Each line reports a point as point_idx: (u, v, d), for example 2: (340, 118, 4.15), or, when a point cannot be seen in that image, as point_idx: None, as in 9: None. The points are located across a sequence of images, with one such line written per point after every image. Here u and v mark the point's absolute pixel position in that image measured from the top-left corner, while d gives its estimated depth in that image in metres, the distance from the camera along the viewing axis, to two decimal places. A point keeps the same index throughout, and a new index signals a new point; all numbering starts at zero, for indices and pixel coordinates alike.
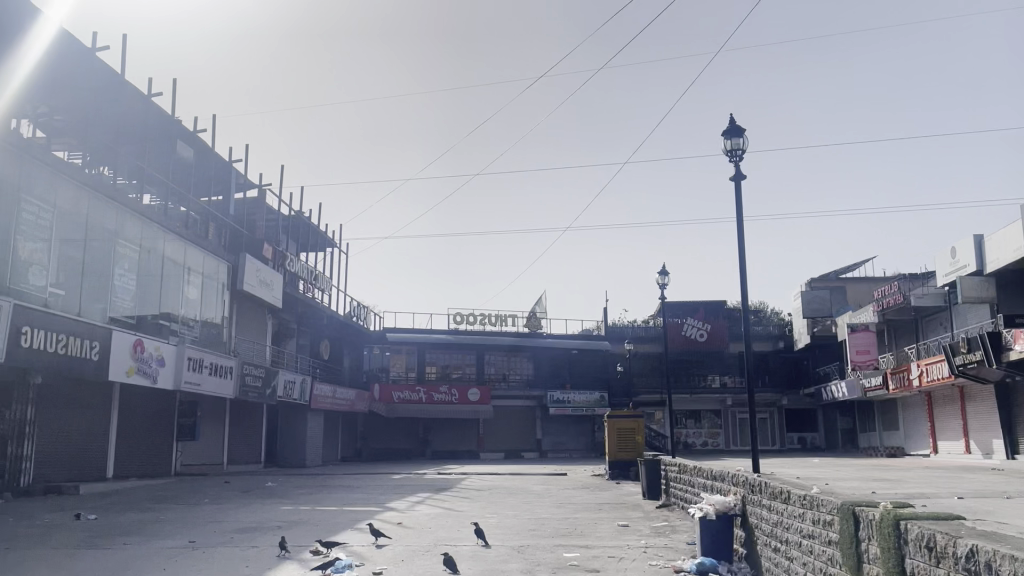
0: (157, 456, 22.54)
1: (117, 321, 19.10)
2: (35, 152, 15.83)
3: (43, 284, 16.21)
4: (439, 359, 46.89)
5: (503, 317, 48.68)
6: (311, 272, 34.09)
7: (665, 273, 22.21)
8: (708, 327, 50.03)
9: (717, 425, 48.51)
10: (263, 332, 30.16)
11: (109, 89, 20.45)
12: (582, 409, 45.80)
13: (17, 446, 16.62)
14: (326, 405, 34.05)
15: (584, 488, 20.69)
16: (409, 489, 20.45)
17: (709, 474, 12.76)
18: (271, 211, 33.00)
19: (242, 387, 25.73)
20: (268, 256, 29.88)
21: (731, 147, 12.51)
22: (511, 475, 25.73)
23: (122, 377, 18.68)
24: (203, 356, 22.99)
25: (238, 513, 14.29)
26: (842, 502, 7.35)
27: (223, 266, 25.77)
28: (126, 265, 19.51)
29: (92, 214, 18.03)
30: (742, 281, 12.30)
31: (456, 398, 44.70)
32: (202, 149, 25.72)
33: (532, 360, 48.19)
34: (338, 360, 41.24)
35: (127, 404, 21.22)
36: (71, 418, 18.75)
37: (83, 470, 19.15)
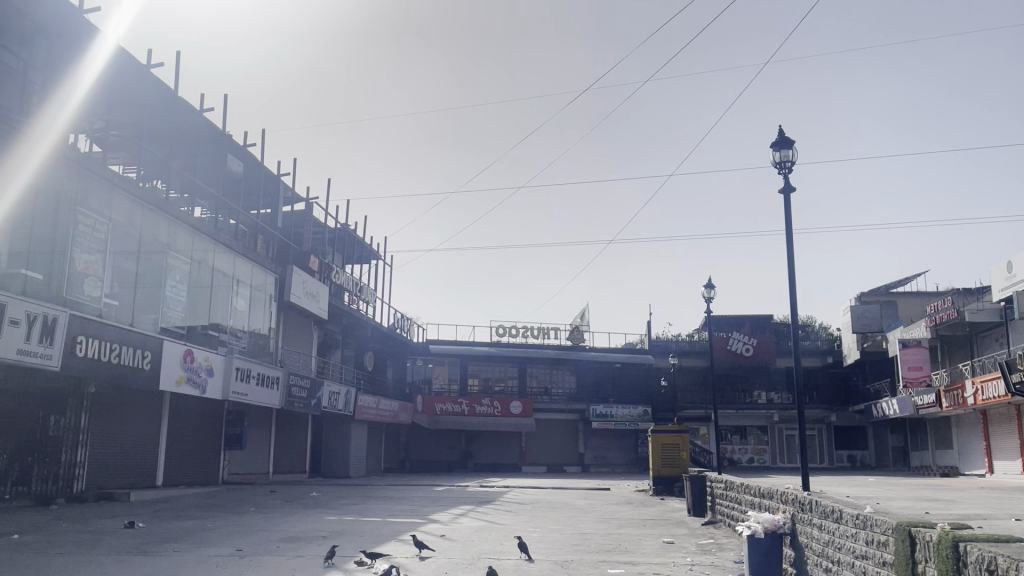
0: (204, 465, 22.89)
1: (167, 331, 19.51)
2: (94, 166, 16.35)
3: (97, 294, 16.63)
4: (482, 371, 47.03)
5: (545, 330, 48.58)
6: (356, 285, 34.48)
7: (710, 286, 21.93)
8: (754, 342, 49.26)
9: (763, 442, 47.67)
10: (309, 344, 30.57)
11: (163, 105, 20.99)
12: (624, 423, 45.41)
13: (71, 453, 17.05)
14: (369, 416, 34.35)
15: (628, 504, 20.48)
16: (452, 501, 20.46)
17: (757, 491, 12.52)
18: (317, 223, 33.38)
19: (288, 397, 26.08)
20: (314, 268, 30.34)
21: (780, 158, 12.33)
22: (553, 490, 25.55)
23: (172, 386, 19.03)
24: (251, 366, 23.37)
25: (283, 523, 14.41)
26: (897, 523, 7.14)
27: (271, 278, 26.22)
28: (177, 276, 19.94)
29: (145, 226, 18.50)
30: (791, 295, 12.08)
31: (498, 410, 44.74)
32: (252, 162, 26.21)
33: (575, 373, 48.00)
34: (382, 371, 41.56)
35: (177, 413, 21.62)
36: (124, 427, 19.16)
37: (134, 478, 19.53)
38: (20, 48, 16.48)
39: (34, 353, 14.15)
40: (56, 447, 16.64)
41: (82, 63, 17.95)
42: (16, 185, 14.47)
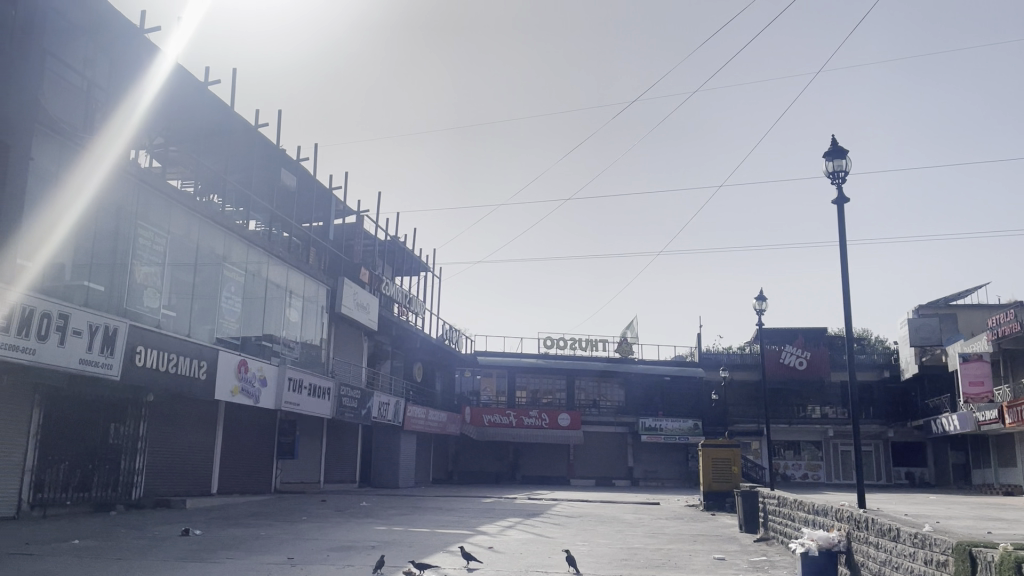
0: (257, 473, 23.27)
1: (223, 342, 19.96)
2: (153, 181, 16.83)
3: (156, 306, 17.12)
4: (530, 383, 47.08)
5: (594, 342, 48.38)
6: (405, 296, 34.83)
7: (761, 298, 21.60)
8: (808, 355, 48.45)
9: (818, 458, 46.59)
10: (359, 354, 30.95)
11: (218, 120, 21.51)
12: (673, 437, 44.85)
13: (129, 461, 17.52)
14: (418, 426, 34.58)
15: (678, 519, 20.21)
16: (500, 513, 20.44)
17: (811, 508, 12.25)
18: (368, 236, 33.82)
19: (340, 407, 26.42)
20: (365, 279, 30.77)
21: (833, 168, 12.13)
22: (603, 503, 25.32)
23: (227, 396, 19.44)
24: (303, 376, 23.73)
25: (335, 532, 14.58)
26: (957, 542, 6.93)
27: (323, 290, 26.64)
28: (232, 288, 20.39)
29: (202, 238, 18.97)
30: (845, 307, 11.85)
31: (546, 422, 44.62)
32: (305, 177, 26.71)
33: (624, 386, 47.65)
34: (431, 382, 41.85)
35: (232, 422, 22.07)
36: (181, 436, 19.64)
37: (191, 485, 19.99)
38: (84, 67, 17.07)
39: (96, 362, 14.60)
40: (116, 455, 17.13)
41: (141, 79, 18.56)
42: (80, 200, 14.98)
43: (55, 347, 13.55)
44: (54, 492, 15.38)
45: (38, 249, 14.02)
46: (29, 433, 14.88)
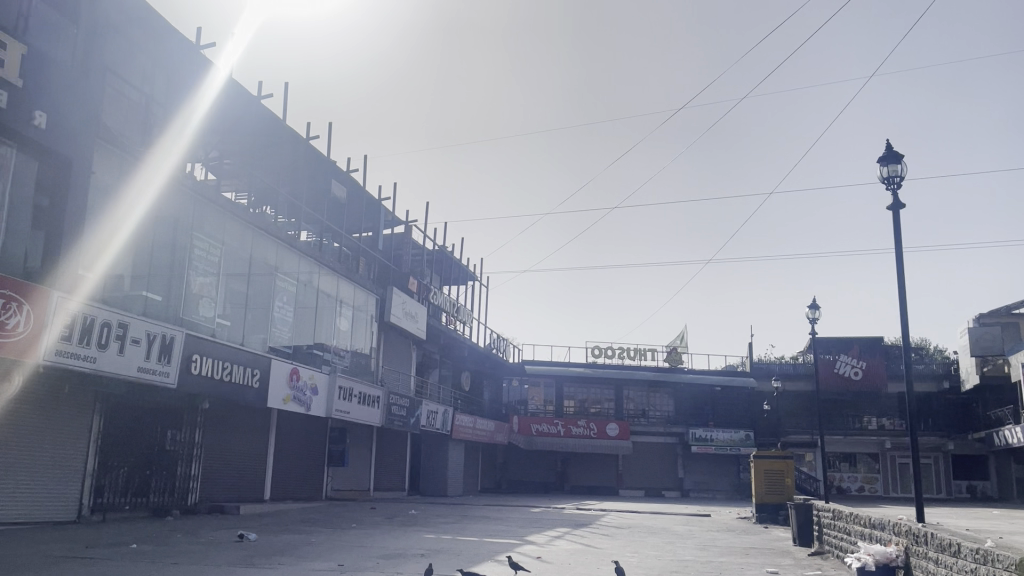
0: (309, 481, 23.57)
1: (275, 350, 20.31)
2: (208, 194, 17.24)
3: (211, 315, 17.50)
4: (578, 393, 46.92)
5: (642, 351, 47.99)
6: (453, 305, 34.98)
7: (815, 306, 21.20)
8: (863, 365, 47.52)
9: (875, 470, 45.36)
10: (407, 362, 31.15)
11: (270, 133, 21.94)
12: (725, 448, 44.14)
13: (185, 467, 17.88)
14: (466, 435, 34.67)
15: (730, 531, 19.90)
16: (549, 523, 20.36)
17: (868, 521, 11.96)
18: (416, 246, 34.09)
19: (389, 415, 26.63)
20: (413, 289, 31.01)
21: (888, 173, 11.87)
22: (653, 514, 25.03)
23: (280, 403, 19.75)
24: (353, 385, 23.97)
25: (385, 540, 14.68)
26: (1021, 559, 6.67)
27: (372, 298, 26.93)
28: (285, 297, 20.76)
29: (255, 249, 19.36)
30: (902, 315, 11.56)
31: (594, 433, 44.34)
32: (354, 188, 27.09)
33: (673, 396, 47.19)
34: (479, 391, 41.97)
35: (284, 430, 22.42)
36: (235, 442, 19.99)
37: (244, 492, 20.32)
38: (143, 83, 17.59)
39: (153, 371, 14.97)
40: (172, 462, 17.49)
41: (194, 94, 19.09)
42: (139, 211, 15.43)
43: (114, 355, 13.93)
44: (113, 498, 15.79)
45: (99, 259, 14.44)
46: (90, 440, 15.30)
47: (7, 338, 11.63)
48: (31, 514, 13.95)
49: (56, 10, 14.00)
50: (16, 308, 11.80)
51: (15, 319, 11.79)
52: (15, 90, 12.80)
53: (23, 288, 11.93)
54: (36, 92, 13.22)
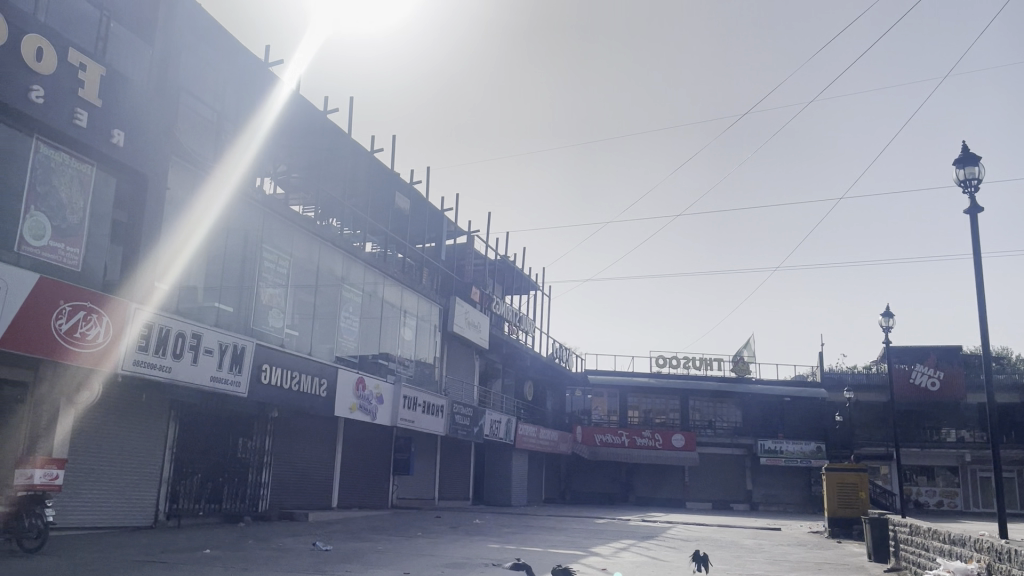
0: (375, 489, 23.84)
1: (341, 360, 20.64)
2: (277, 207, 17.64)
3: (280, 325, 17.89)
4: (643, 403, 46.59)
5: (708, 361, 47.24)
6: (516, 315, 35.04)
7: (889, 314, 20.53)
8: (941, 375, 46.07)
9: (954, 484, 43.53)
10: (471, 372, 31.32)
11: (335, 146, 22.37)
12: (794, 460, 43.06)
13: (256, 475, 18.30)
14: (530, 444, 34.65)
15: (802, 545, 19.37)
16: (615, 535, 20.13)
17: (947, 538, 11.49)
18: (479, 256, 34.28)
19: (453, 424, 26.77)
20: (476, 298, 31.20)
21: (964, 175, 11.43)
22: (721, 527, 24.51)
23: (346, 412, 20.04)
24: (418, 394, 24.17)
25: (450, 549, 14.73)
26: None
27: (435, 308, 27.20)
28: (351, 308, 21.10)
29: (322, 260, 19.75)
30: (982, 322, 11.09)
31: (660, 443, 43.73)
32: (417, 200, 27.41)
33: (740, 406, 46.32)
34: (542, 401, 41.96)
35: (351, 439, 22.76)
36: (304, 450, 20.39)
37: (313, 498, 20.69)
38: (214, 101, 18.11)
39: (225, 380, 15.35)
40: (243, 470, 17.91)
41: (261, 110, 19.62)
42: (209, 224, 15.89)
43: (189, 365, 14.34)
44: (187, 504, 16.25)
45: (171, 271, 14.89)
46: (166, 448, 15.78)
47: (85, 348, 12.07)
48: (111, 519, 14.45)
49: (131, 32, 14.54)
50: (96, 319, 12.28)
51: (95, 330, 12.27)
52: (95, 111, 13.25)
53: (104, 300, 12.40)
54: (115, 112, 13.67)
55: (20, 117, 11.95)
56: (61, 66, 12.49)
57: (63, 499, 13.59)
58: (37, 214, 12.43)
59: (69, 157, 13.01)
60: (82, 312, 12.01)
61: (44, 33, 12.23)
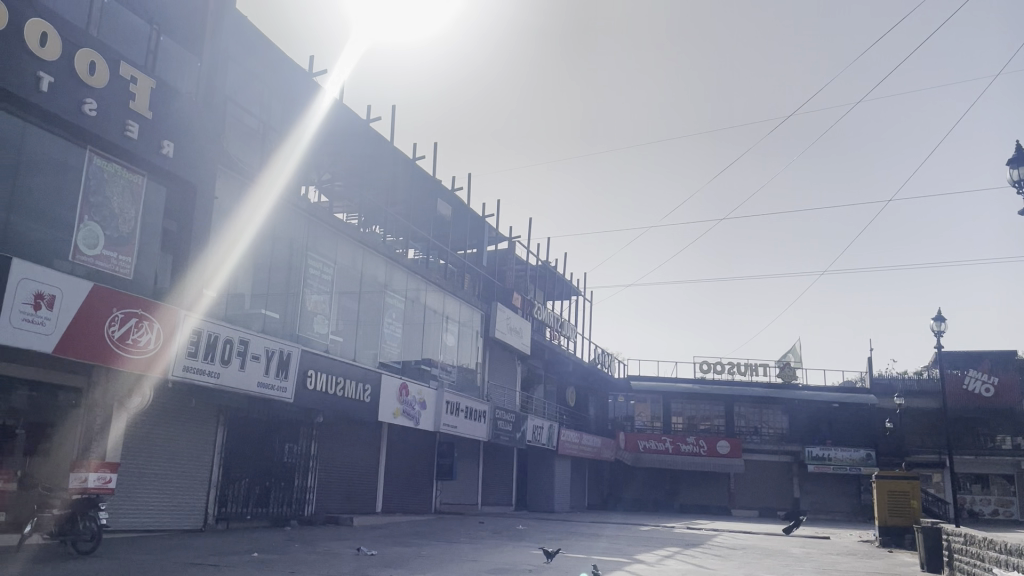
0: (418, 494, 23.98)
1: (385, 366, 20.82)
2: (321, 214, 17.87)
3: (325, 332, 18.12)
4: (686, 410, 46.18)
5: (753, 366, 46.59)
6: (557, 321, 35.00)
7: (940, 319, 20.04)
8: (995, 381, 44.88)
9: (1010, 493, 42.35)
10: (513, 378, 31.35)
11: (378, 155, 22.60)
12: (842, 467, 42.26)
13: (302, 479, 18.54)
14: (573, 451, 34.53)
15: (852, 555, 18.98)
16: (660, 542, 19.96)
17: (1002, 548, 11.18)
18: (520, 262, 34.30)
19: (495, 430, 26.79)
20: (517, 304, 31.25)
21: (1018, 177, 11.14)
22: (768, 536, 24.13)
23: (390, 418, 20.19)
24: (460, 400, 24.26)
25: (495, 554, 14.75)
26: None
27: (477, 314, 27.30)
28: (394, 314, 21.26)
29: (366, 267, 19.94)
30: None
31: (705, 450, 43.23)
32: (459, 207, 27.54)
33: (787, 413, 45.59)
34: (585, 407, 41.80)
35: (395, 444, 22.92)
36: (349, 455, 20.60)
37: (358, 503, 20.89)
38: (260, 111, 18.45)
39: (272, 386, 15.58)
40: (290, 473, 18.16)
41: (306, 118, 19.90)
42: (254, 231, 16.15)
43: (237, 371, 14.60)
44: (235, 508, 16.51)
45: (219, 278, 15.18)
46: (214, 453, 16.05)
47: (137, 355, 12.36)
48: (162, 521, 14.77)
49: (179, 44, 14.87)
50: (147, 326, 12.57)
51: (146, 337, 12.56)
52: (146, 122, 13.56)
53: (154, 307, 12.69)
54: (165, 123, 13.99)
55: (74, 129, 12.29)
56: (113, 79, 12.80)
57: (117, 502, 13.97)
58: (91, 223, 12.77)
59: (121, 168, 13.35)
60: (134, 319, 12.30)
61: (96, 47, 12.56)
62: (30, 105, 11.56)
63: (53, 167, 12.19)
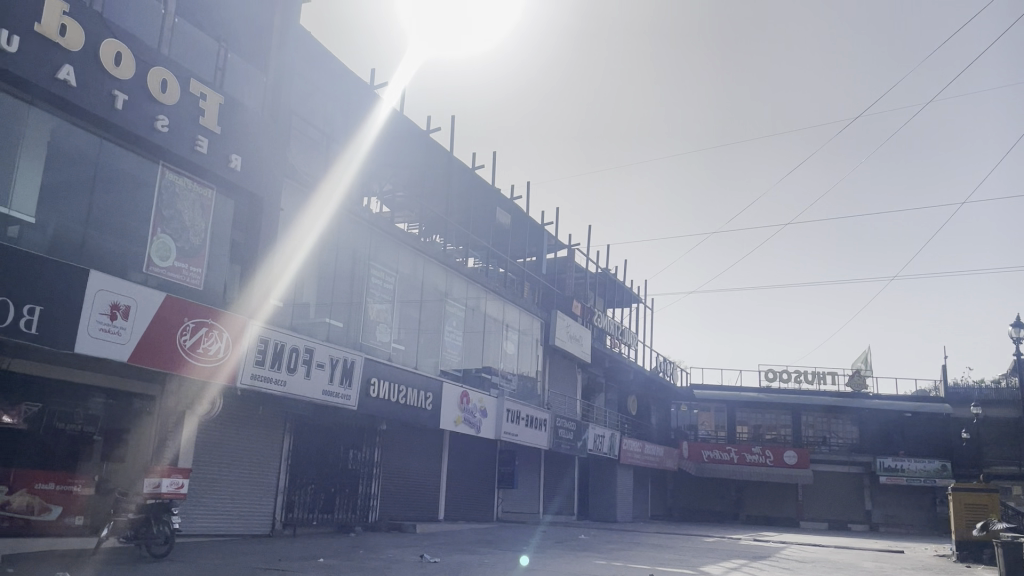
0: (480, 502, 24.03)
1: (446, 373, 20.95)
2: (382, 225, 18.12)
3: (387, 340, 18.35)
4: (752, 419, 45.33)
5: (821, 374, 45.44)
6: (618, 328, 34.72)
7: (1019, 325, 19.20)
8: None
9: None
10: (574, 386, 31.20)
11: (437, 165, 22.82)
12: (917, 479, 40.83)
13: (366, 486, 18.72)
14: (635, 460, 34.16)
15: (928, 570, 18.28)
16: (726, 554, 19.58)
17: None
18: (580, 269, 34.18)
19: (556, 438, 26.67)
20: (578, 312, 31.13)
21: None
22: (839, 549, 23.43)
23: (451, 426, 20.29)
24: (521, 408, 24.22)
25: (557, 564, 14.64)
26: None
27: (537, 322, 27.29)
28: (454, 322, 21.38)
29: (426, 275, 20.12)
30: None
31: (771, 460, 42.34)
32: (518, 215, 27.62)
33: (857, 422, 44.32)
34: (647, 416, 41.39)
35: (456, 452, 23.04)
36: (412, 462, 20.76)
37: (421, 511, 21.03)
38: (323, 124, 18.85)
39: (337, 394, 15.82)
40: (354, 480, 18.36)
41: (367, 128, 20.22)
42: (318, 241, 16.44)
43: (302, 379, 14.86)
44: (302, 514, 16.78)
45: (284, 287, 15.50)
46: (281, 458, 16.37)
47: (207, 363, 12.70)
48: (232, 527, 15.08)
49: (246, 61, 15.30)
50: (217, 335, 12.91)
51: (216, 345, 12.90)
52: (214, 137, 13.93)
53: (223, 317, 13.03)
54: (233, 138, 14.37)
55: (146, 145, 12.71)
56: (183, 96, 13.21)
57: (190, 508, 14.32)
58: (163, 236, 13.18)
59: (191, 182, 13.76)
60: (205, 328, 12.65)
61: (167, 65, 12.97)
62: (106, 123, 12.00)
63: (128, 182, 12.64)
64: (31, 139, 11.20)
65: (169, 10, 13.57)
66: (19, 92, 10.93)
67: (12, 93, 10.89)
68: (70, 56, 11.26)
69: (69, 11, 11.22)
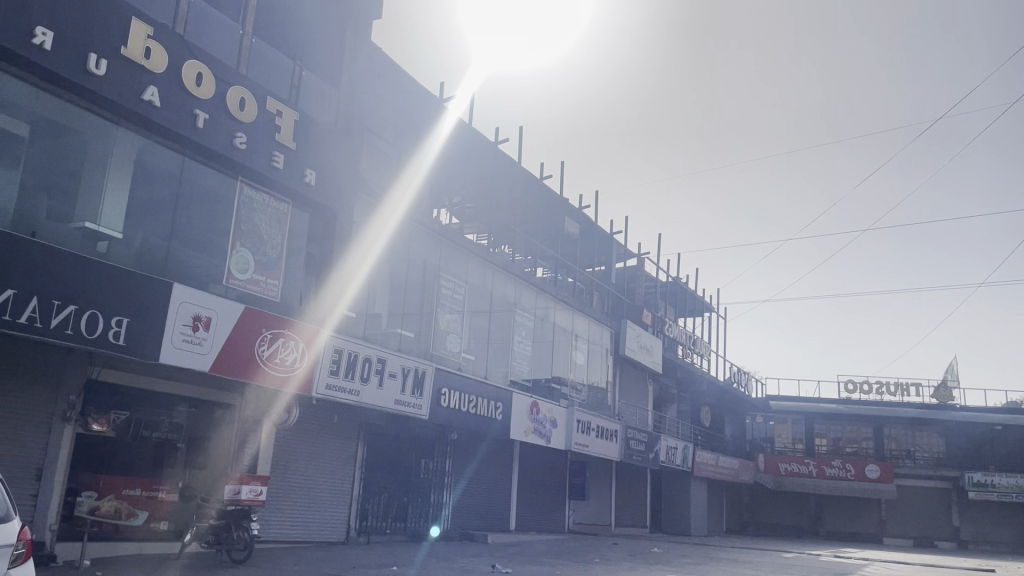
0: (552, 513, 23.95)
1: (516, 383, 20.97)
2: (451, 236, 18.30)
3: (457, 349, 18.48)
4: (830, 431, 44.01)
5: (904, 386, 43.83)
6: (690, 338, 34.20)
7: None
8: None
9: None
10: (645, 397, 30.80)
11: (505, 175, 22.94)
12: (1007, 494, 38.89)
13: (438, 495, 18.81)
14: (709, 472, 33.55)
15: None
16: (806, 570, 18.99)
17: None
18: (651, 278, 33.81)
19: (627, 450, 26.36)
20: (648, 322, 30.80)
21: None
22: (926, 567, 22.49)
23: (521, 435, 20.26)
24: (591, 418, 24.03)
25: None
26: None
27: (607, 332, 27.11)
28: (523, 332, 21.42)
29: (495, 285, 20.22)
30: None
31: (851, 474, 40.85)
32: (587, 225, 27.53)
33: (943, 435, 42.54)
34: (721, 428, 40.60)
35: (528, 462, 23.03)
36: (483, 472, 20.84)
37: (492, 520, 21.09)
38: (394, 137, 19.18)
39: (408, 403, 15.98)
40: (426, 489, 18.49)
41: (435, 141, 20.47)
42: (389, 253, 16.71)
43: (375, 389, 15.08)
44: (375, 521, 17.01)
45: (357, 298, 15.78)
46: (356, 466, 16.63)
47: (283, 373, 12.99)
48: (307, 534, 15.37)
49: (319, 77, 15.69)
50: (293, 345, 13.21)
51: (292, 356, 13.20)
52: (290, 153, 14.29)
53: (298, 328, 13.33)
54: (308, 152, 14.72)
55: (225, 161, 13.12)
56: (260, 113, 13.61)
57: (267, 514, 14.64)
58: (241, 250, 13.58)
59: (267, 197, 14.13)
60: (281, 338, 12.96)
61: (245, 84, 13.39)
62: (188, 141, 12.45)
63: (209, 197, 13.08)
64: (118, 157, 11.69)
65: (247, 29, 14.02)
66: (105, 112, 11.42)
67: (101, 114, 11.39)
68: (154, 77, 11.72)
69: (153, 35, 11.69)
